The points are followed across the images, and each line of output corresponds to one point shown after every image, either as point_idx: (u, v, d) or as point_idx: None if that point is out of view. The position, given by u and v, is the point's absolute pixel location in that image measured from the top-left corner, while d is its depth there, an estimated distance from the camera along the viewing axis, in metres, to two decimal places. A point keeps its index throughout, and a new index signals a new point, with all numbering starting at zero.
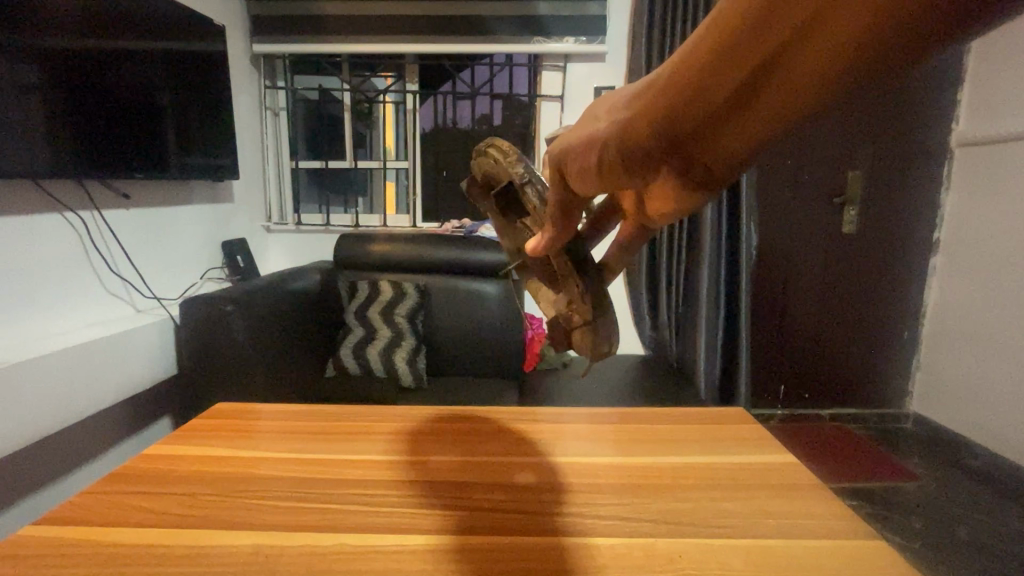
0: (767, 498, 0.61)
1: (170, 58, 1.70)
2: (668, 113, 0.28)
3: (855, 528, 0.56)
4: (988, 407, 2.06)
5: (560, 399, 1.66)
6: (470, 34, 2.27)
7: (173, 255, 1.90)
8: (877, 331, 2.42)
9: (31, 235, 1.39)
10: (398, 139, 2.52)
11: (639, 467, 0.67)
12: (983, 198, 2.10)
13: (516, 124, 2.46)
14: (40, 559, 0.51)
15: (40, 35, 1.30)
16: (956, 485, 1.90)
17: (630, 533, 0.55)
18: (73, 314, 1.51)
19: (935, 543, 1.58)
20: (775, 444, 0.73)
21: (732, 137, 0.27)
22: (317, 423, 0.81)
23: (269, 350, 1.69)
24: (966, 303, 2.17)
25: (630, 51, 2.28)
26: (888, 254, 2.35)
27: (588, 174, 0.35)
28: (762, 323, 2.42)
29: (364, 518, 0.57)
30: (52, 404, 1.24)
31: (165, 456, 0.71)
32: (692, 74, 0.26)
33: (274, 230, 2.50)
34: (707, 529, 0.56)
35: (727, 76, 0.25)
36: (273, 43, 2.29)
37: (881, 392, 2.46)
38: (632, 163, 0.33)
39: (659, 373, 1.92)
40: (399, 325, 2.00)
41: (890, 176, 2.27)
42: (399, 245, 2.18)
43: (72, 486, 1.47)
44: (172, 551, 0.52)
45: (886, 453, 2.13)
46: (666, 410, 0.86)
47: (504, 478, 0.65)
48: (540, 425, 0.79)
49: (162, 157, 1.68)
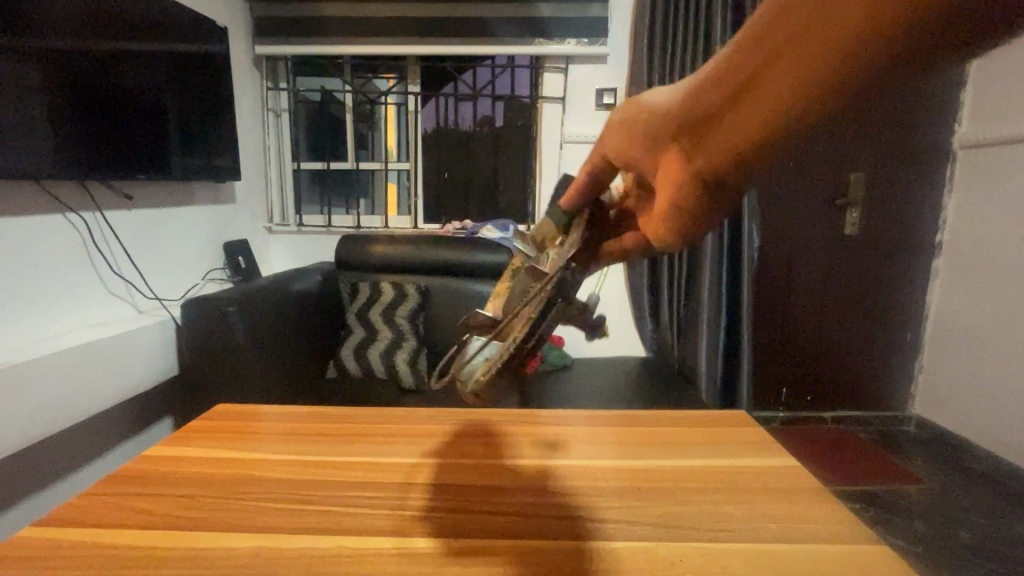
0: (768, 502, 0.61)
1: (172, 59, 1.70)
2: (709, 84, 0.34)
3: (858, 533, 0.55)
4: (991, 410, 2.05)
5: (561, 401, 1.66)
6: (472, 36, 2.27)
7: (176, 256, 1.90)
8: (879, 333, 2.41)
9: (35, 236, 1.40)
10: (400, 141, 2.53)
11: (641, 469, 0.67)
12: (987, 200, 2.10)
13: (517, 126, 2.46)
14: (39, 560, 0.51)
15: (44, 37, 1.30)
16: (958, 488, 1.90)
17: (631, 537, 0.55)
18: (77, 314, 1.51)
19: (937, 547, 1.57)
20: (778, 448, 0.73)
21: (740, 118, 0.33)
22: (319, 424, 0.80)
23: (271, 351, 1.70)
24: (969, 305, 2.16)
25: (632, 53, 2.29)
26: (891, 256, 2.34)
27: (641, 138, 0.42)
28: (764, 326, 2.41)
29: (364, 520, 0.57)
30: (53, 405, 1.24)
31: (165, 457, 0.70)
32: (733, 56, 0.32)
33: (275, 231, 2.51)
34: (710, 533, 0.55)
35: (755, 57, 0.30)
36: (275, 45, 2.30)
37: (883, 395, 2.46)
38: (673, 132, 0.39)
39: (660, 376, 1.91)
40: (400, 326, 2.01)
41: (893, 178, 2.27)
42: (401, 246, 2.17)
43: (73, 487, 1.48)
44: (172, 553, 0.52)
45: (888, 456, 2.13)
46: (668, 413, 0.85)
47: (505, 481, 0.65)
48: (542, 428, 0.79)
49: (164, 159, 1.69)
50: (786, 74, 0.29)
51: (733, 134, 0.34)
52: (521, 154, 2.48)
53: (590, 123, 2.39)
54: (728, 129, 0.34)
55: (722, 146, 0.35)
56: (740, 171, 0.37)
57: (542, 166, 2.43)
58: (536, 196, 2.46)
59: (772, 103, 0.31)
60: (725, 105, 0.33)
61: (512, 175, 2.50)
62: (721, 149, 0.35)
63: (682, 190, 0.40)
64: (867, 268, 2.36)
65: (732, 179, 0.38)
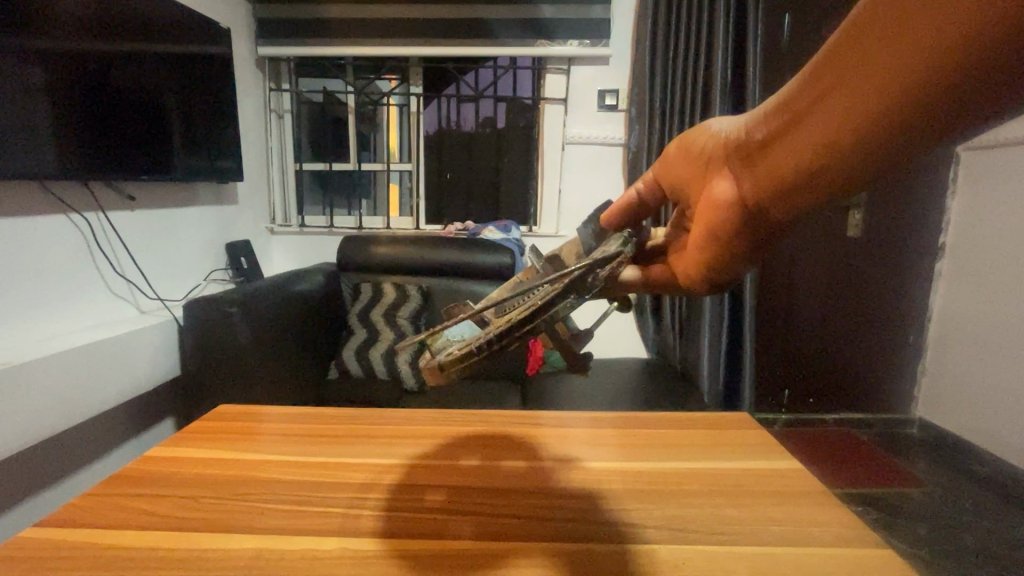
0: (773, 505, 0.60)
1: (174, 60, 1.70)
2: (782, 107, 0.40)
3: (863, 537, 0.55)
4: (995, 413, 2.04)
5: (563, 403, 1.66)
6: (474, 37, 2.27)
7: (178, 257, 1.90)
8: (881, 335, 2.40)
9: (37, 237, 1.40)
10: (402, 142, 2.53)
11: (644, 472, 0.67)
12: (991, 202, 2.09)
13: (519, 127, 2.47)
14: (41, 560, 0.51)
15: (48, 39, 1.31)
16: (961, 491, 1.89)
17: (632, 540, 0.54)
18: (79, 315, 1.51)
19: (940, 550, 1.57)
20: (780, 451, 0.72)
21: (793, 143, 0.39)
22: (320, 426, 0.80)
23: (272, 353, 1.70)
24: (972, 307, 2.16)
25: (633, 55, 2.29)
26: (894, 257, 2.33)
27: (698, 159, 0.49)
28: (766, 327, 2.41)
29: (367, 522, 0.57)
30: (56, 405, 1.25)
31: (167, 458, 0.70)
32: (795, 93, 0.39)
33: (278, 231, 2.51)
34: (712, 536, 0.55)
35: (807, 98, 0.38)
36: (277, 46, 2.30)
37: (885, 396, 2.45)
38: (729, 156, 0.46)
39: (662, 377, 1.91)
40: (402, 327, 2.01)
41: (896, 180, 2.27)
42: (404, 248, 2.17)
43: (74, 487, 1.47)
44: (173, 554, 0.52)
45: (890, 458, 2.13)
46: (673, 415, 0.85)
47: (507, 482, 0.65)
48: (545, 429, 0.79)
49: (167, 160, 1.69)
50: (830, 114, 0.36)
51: (778, 160, 0.41)
52: (523, 154, 2.48)
53: (592, 124, 2.39)
54: (776, 156, 0.41)
55: (765, 172, 0.42)
56: (791, 194, 0.41)
57: (544, 166, 2.43)
58: (538, 196, 2.46)
59: (816, 139, 0.37)
60: (780, 133, 0.41)
61: (514, 175, 2.50)
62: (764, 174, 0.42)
63: (719, 212, 0.46)
64: (870, 269, 2.35)
65: (768, 210, 0.44)
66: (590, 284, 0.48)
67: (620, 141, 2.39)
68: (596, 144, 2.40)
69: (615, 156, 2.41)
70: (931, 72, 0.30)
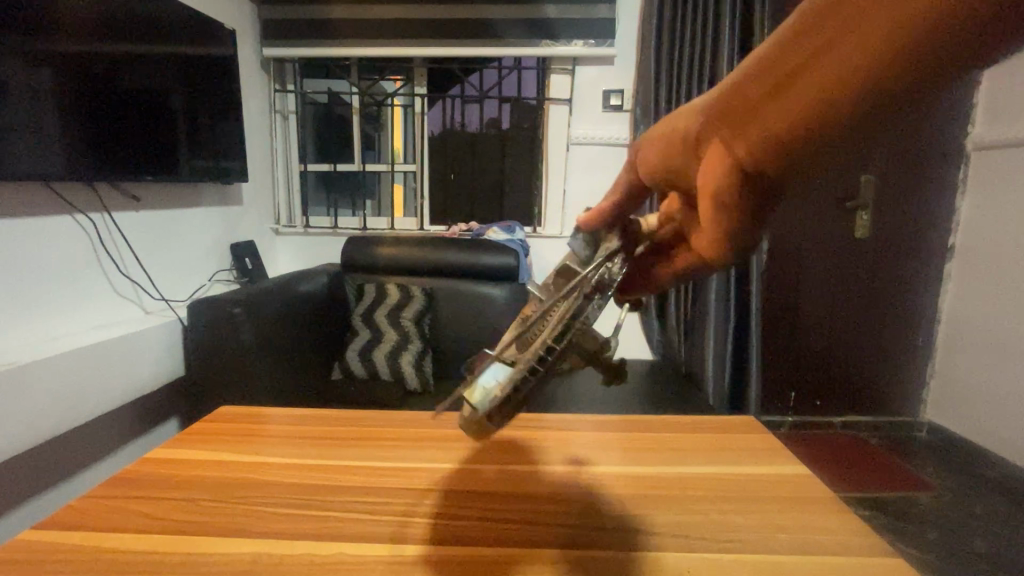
0: (780, 512, 0.59)
1: (178, 62, 1.70)
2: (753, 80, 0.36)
3: (874, 547, 0.53)
4: (1006, 418, 2.01)
5: (565, 405, 1.64)
6: (479, 38, 2.26)
7: (183, 257, 1.91)
8: (890, 336, 2.38)
9: (43, 235, 1.40)
10: (406, 142, 2.51)
11: (648, 477, 0.66)
12: (1002, 202, 2.06)
13: (524, 128, 2.45)
14: (37, 564, 0.51)
15: (51, 39, 1.30)
16: (972, 497, 1.87)
17: (638, 548, 0.53)
18: (85, 315, 1.52)
19: (950, 556, 1.55)
20: (787, 457, 0.71)
21: (781, 109, 0.35)
22: (323, 428, 0.80)
23: (274, 354, 1.69)
24: (982, 309, 2.13)
25: (640, 54, 2.27)
26: (901, 257, 2.31)
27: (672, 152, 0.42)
28: (774, 330, 2.39)
29: (363, 527, 0.56)
30: (60, 405, 1.24)
31: (170, 459, 0.70)
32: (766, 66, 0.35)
33: (282, 232, 2.52)
34: (717, 543, 0.54)
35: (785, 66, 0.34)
36: (282, 48, 2.31)
37: (896, 400, 2.42)
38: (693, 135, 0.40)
39: (666, 379, 1.90)
40: (406, 329, 1.99)
41: (905, 178, 2.24)
42: (409, 248, 2.14)
43: (74, 490, 1.46)
44: (169, 560, 0.51)
45: (900, 463, 2.10)
46: (678, 419, 0.83)
47: (508, 488, 0.64)
48: (548, 432, 0.78)
49: (172, 162, 1.69)
50: (855, 49, 0.31)
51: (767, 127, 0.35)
52: (527, 156, 2.47)
53: (595, 125, 2.37)
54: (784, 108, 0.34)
55: (756, 135, 0.36)
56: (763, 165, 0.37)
57: (548, 167, 2.42)
58: (543, 196, 2.46)
59: (821, 95, 0.33)
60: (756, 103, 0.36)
61: (519, 177, 2.49)
62: (780, 123, 0.35)
63: (716, 185, 0.39)
64: (875, 269, 2.32)
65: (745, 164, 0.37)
66: (608, 278, 0.50)
67: (625, 141, 2.37)
68: (600, 144, 2.38)
69: (620, 156, 2.39)
70: (899, 35, 0.30)
